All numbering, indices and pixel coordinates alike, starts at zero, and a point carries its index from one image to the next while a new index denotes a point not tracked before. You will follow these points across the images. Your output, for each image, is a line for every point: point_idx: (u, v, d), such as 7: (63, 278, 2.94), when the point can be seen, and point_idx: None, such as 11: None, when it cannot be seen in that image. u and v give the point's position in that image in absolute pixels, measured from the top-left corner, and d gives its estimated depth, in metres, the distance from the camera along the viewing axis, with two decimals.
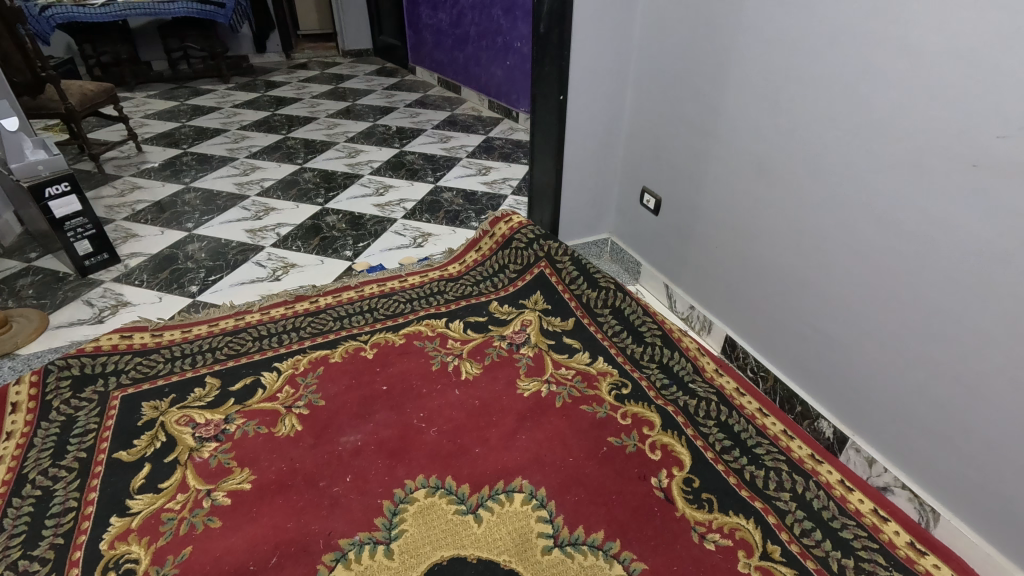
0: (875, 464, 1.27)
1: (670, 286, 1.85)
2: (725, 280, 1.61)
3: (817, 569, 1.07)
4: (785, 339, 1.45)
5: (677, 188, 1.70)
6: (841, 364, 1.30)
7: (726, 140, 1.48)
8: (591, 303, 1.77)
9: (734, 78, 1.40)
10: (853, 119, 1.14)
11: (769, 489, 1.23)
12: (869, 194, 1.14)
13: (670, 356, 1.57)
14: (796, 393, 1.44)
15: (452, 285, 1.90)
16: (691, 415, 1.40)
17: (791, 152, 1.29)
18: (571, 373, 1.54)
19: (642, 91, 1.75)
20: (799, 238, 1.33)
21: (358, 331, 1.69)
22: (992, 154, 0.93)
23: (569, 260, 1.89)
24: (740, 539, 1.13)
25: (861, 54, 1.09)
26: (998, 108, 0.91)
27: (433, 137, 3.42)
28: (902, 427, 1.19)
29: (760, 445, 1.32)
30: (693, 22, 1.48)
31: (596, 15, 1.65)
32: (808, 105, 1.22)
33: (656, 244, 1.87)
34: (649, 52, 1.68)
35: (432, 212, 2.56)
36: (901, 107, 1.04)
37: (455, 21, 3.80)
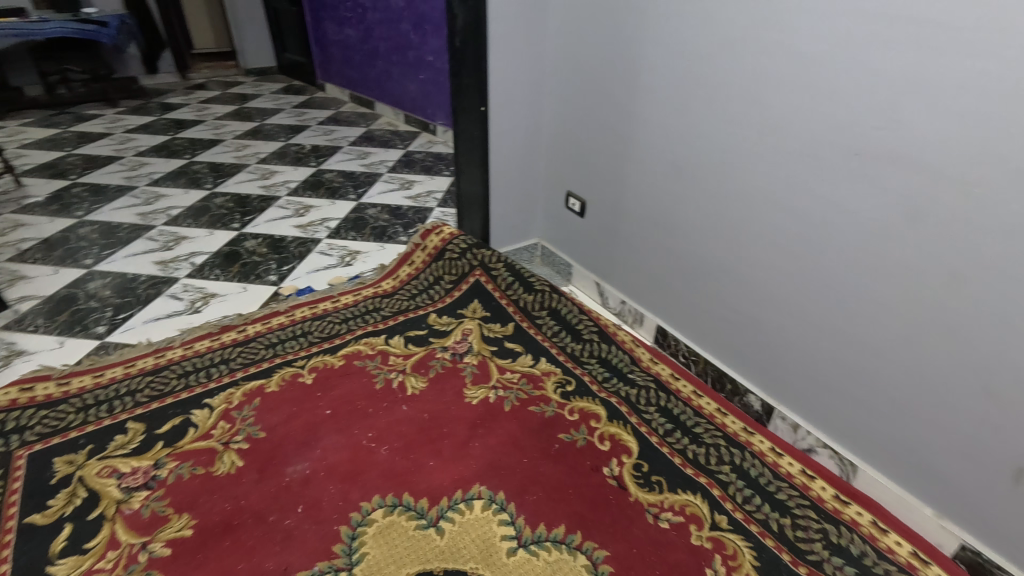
0: (799, 429, 1.39)
1: (601, 284, 1.93)
2: (652, 274, 1.70)
3: (760, 532, 1.16)
4: (710, 324, 1.56)
5: (601, 190, 1.79)
6: (763, 341, 1.42)
7: (643, 142, 1.57)
8: (528, 307, 1.81)
9: (645, 85, 1.50)
10: (754, 118, 1.25)
11: (711, 464, 1.31)
12: (775, 184, 1.26)
13: (608, 351, 1.64)
14: (725, 372, 1.55)
15: (388, 300, 1.87)
16: (634, 404, 1.48)
17: (702, 150, 1.40)
18: (516, 376, 1.57)
19: (558, 100, 1.82)
20: (716, 228, 1.44)
21: (293, 357, 1.62)
22: (872, 142, 1.06)
23: (503, 267, 1.93)
24: (690, 514, 1.20)
25: (754, 60, 1.21)
26: (872, 103, 1.04)
27: (351, 154, 3.36)
28: (820, 392, 1.32)
29: (699, 425, 1.41)
30: (603, 33, 1.57)
31: (510, 29, 1.70)
32: (714, 106, 1.33)
33: (584, 244, 1.95)
34: (562, 63, 1.75)
35: (357, 230, 2.51)
36: (794, 105, 1.16)
37: (363, 36, 3.76)
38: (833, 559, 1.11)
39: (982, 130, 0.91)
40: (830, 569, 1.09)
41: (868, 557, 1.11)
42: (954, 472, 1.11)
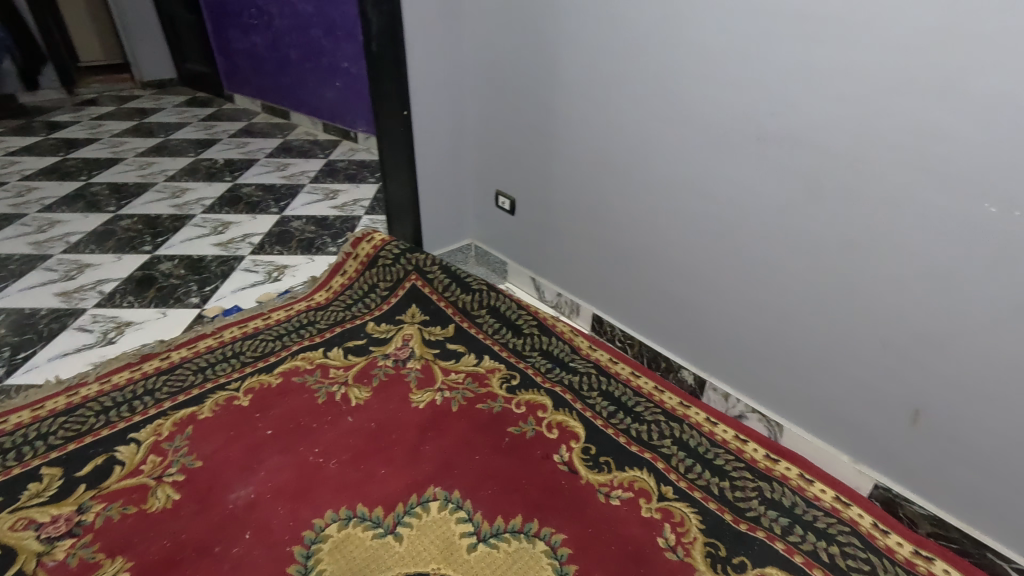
0: (729, 398, 1.49)
1: (536, 279, 1.97)
2: (584, 265, 1.76)
3: (704, 497, 1.24)
4: (642, 308, 1.64)
5: (529, 187, 1.83)
6: (691, 319, 1.51)
7: (564, 138, 1.62)
8: (467, 307, 1.82)
9: (563, 83, 1.55)
10: (665, 110, 1.33)
11: (653, 439, 1.38)
12: (689, 171, 1.34)
13: (549, 343, 1.69)
14: (659, 352, 1.63)
15: (322, 312, 1.83)
16: (578, 391, 1.53)
17: (620, 143, 1.47)
18: (461, 376, 1.58)
19: (479, 101, 1.85)
20: (639, 216, 1.51)
21: (225, 380, 1.55)
22: (770, 128, 1.16)
23: (438, 269, 1.93)
24: (638, 489, 1.26)
25: (659, 56, 1.29)
26: (767, 92, 1.14)
27: (268, 166, 3.23)
28: (745, 362, 1.42)
29: (640, 404, 1.49)
30: (517, 34, 1.61)
31: (426, 33, 1.71)
32: (628, 101, 1.40)
33: (517, 241, 1.98)
34: (480, 64, 1.78)
35: (283, 244, 2.42)
36: (699, 96, 1.25)
37: (271, 44, 3.63)
38: (769, 513, 1.20)
39: (861, 112, 1.02)
40: (767, 522, 1.18)
41: (799, 507, 1.21)
42: (864, 420, 1.23)
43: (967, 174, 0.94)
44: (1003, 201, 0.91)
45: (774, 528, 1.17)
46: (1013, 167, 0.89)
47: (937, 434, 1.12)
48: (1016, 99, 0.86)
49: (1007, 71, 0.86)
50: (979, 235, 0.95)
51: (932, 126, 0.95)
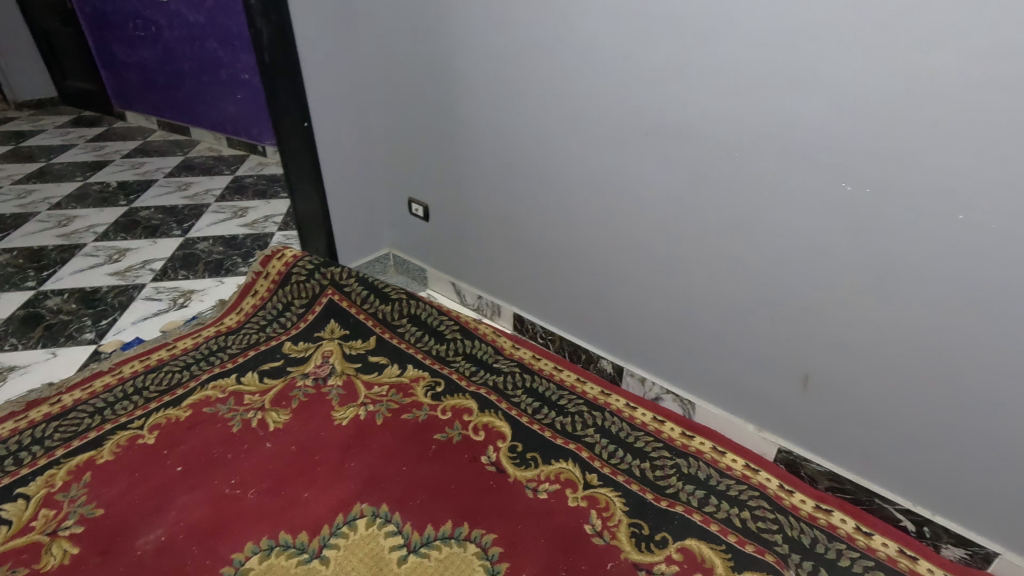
0: (646, 382, 1.56)
1: (456, 283, 1.97)
2: (501, 266, 1.78)
3: (627, 479, 1.29)
4: (560, 304, 1.67)
5: (440, 193, 1.82)
6: (606, 310, 1.56)
7: (469, 142, 1.63)
8: (387, 317, 1.80)
9: (463, 87, 1.55)
10: (561, 111, 1.36)
11: (577, 430, 1.42)
12: (589, 168, 1.38)
13: (472, 346, 1.70)
14: (578, 344, 1.68)
15: (234, 337, 1.74)
16: (502, 391, 1.54)
17: (522, 144, 1.50)
18: (384, 389, 1.55)
19: (382, 108, 1.82)
20: (547, 216, 1.55)
21: (127, 419, 1.44)
22: (657, 124, 1.21)
23: (355, 281, 1.89)
24: (565, 480, 1.29)
25: (550, 58, 1.32)
26: (650, 90, 1.19)
27: (169, 186, 3.04)
28: (657, 346, 1.49)
29: (563, 397, 1.53)
30: (413, 39, 1.60)
31: (319, 41, 1.67)
32: (526, 103, 1.43)
33: (434, 247, 1.98)
34: (379, 71, 1.75)
35: (188, 268, 2.29)
36: (590, 96, 1.29)
37: (161, 57, 3.41)
38: (686, 487, 1.27)
39: (733, 105, 1.10)
40: (686, 496, 1.25)
41: (713, 478, 1.29)
42: (764, 390, 1.32)
43: (826, 157, 1.03)
44: (856, 179, 1.01)
45: (691, 501, 1.24)
46: (862, 149, 0.98)
47: (827, 396, 1.22)
48: (858, 87, 0.95)
49: (849, 62, 0.95)
50: (842, 212, 1.05)
51: (793, 115, 1.03)
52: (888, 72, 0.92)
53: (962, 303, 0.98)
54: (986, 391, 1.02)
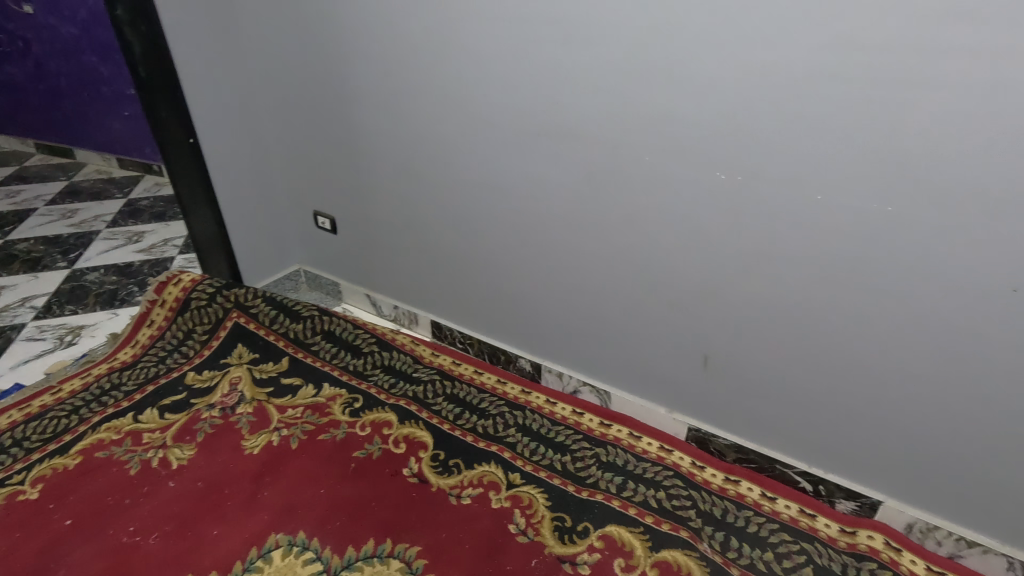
0: (563, 376, 1.59)
1: (371, 295, 1.93)
2: (414, 274, 1.76)
3: (549, 475, 1.31)
4: (475, 307, 1.68)
5: (345, 204, 1.78)
6: (519, 310, 1.58)
7: (369, 151, 1.60)
8: (300, 336, 1.73)
9: (356, 96, 1.52)
10: (457, 115, 1.36)
11: (499, 431, 1.43)
12: (489, 171, 1.39)
13: (390, 357, 1.67)
14: (496, 346, 1.69)
15: (129, 372, 1.61)
16: (422, 400, 1.53)
17: (420, 150, 1.48)
18: (299, 411, 1.49)
19: (277, 120, 1.75)
20: (453, 220, 1.54)
21: (5, 475, 1.31)
22: (547, 124, 1.24)
23: (262, 301, 1.80)
24: (488, 483, 1.29)
25: (439, 63, 1.32)
26: (537, 91, 1.21)
27: (51, 214, 2.79)
28: (571, 340, 1.52)
29: (484, 400, 1.53)
30: (301, 48, 1.55)
31: (199, 53, 1.59)
32: (420, 109, 1.42)
33: (345, 260, 1.93)
34: (270, 82, 1.69)
35: (76, 301, 2.11)
36: (481, 100, 1.30)
37: (32, 73, 3.12)
38: (605, 475, 1.31)
39: (613, 104, 1.13)
40: (605, 484, 1.28)
41: (631, 463, 1.34)
42: (671, 373, 1.38)
43: (701, 149, 1.08)
44: (728, 168, 1.07)
45: (611, 488, 1.28)
46: (731, 140, 1.05)
47: (725, 373, 1.30)
48: (721, 82, 1.01)
49: (711, 59, 1.00)
50: (719, 200, 1.11)
51: (667, 111, 1.08)
52: (745, 67, 0.98)
53: (829, 277, 1.07)
54: (858, 355, 1.11)
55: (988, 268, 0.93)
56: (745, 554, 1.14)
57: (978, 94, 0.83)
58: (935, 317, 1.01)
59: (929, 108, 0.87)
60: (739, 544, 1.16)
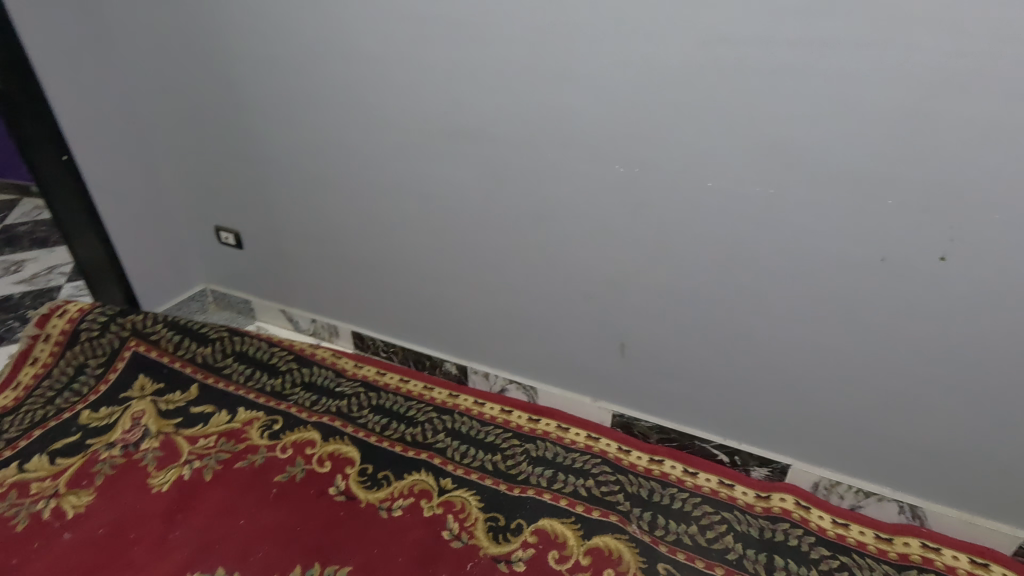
0: (489, 376, 1.59)
1: (286, 310, 1.85)
2: (329, 285, 1.70)
3: (480, 476, 1.31)
4: (396, 314, 1.64)
5: (249, 217, 1.69)
6: (440, 313, 1.56)
7: (269, 160, 1.52)
8: (209, 360, 1.62)
9: (250, 102, 1.44)
10: (358, 119, 1.32)
11: (428, 438, 1.41)
12: (397, 175, 1.36)
13: (310, 373, 1.60)
14: (421, 351, 1.67)
15: (8, 419, 1.42)
16: (347, 414, 1.48)
17: (324, 157, 1.43)
18: (212, 440, 1.40)
19: (165, 131, 1.63)
20: (366, 227, 1.50)
21: None
22: (451, 124, 1.23)
23: (164, 327, 1.68)
24: (419, 491, 1.27)
25: (335, 66, 1.27)
26: (437, 91, 1.20)
27: None
28: (494, 339, 1.52)
29: (412, 408, 1.50)
30: (184, 53, 1.45)
31: (67, 61, 1.45)
32: (320, 114, 1.37)
33: (255, 276, 1.83)
34: (153, 91, 1.57)
35: None
36: (382, 103, 1.27)
37: None
38: (536, 470, 1.32)
39: (513, 102, 1.14)
40: (536, 479, 1.30)
41: (560, 455, 1.36)
42: (592, 363, 1.42)
43: (601, 143, 1.11)
44: (627, 161, 1.11)
45: (542, 482, 1.29)
46: (627, 133, 1.08)
47: (642, 358, 1.34)
48: (613, 78, 1.04)
49: (602, 56, 1.03)
50: (622, 192, 1.14)
51: (565, 108, 1.10)
52: (632, 63, 1.01)
53: (726, 258, 1.13)
54: (759, 331, 1.18)
55: (859, 243, 1.01)
56: (671, 530, 1.19)
57: (837, 82, 0.90)
58: (820, 290, 1.09)
59: (800, 96, 0.93)
60: (666, 521, 1.21)
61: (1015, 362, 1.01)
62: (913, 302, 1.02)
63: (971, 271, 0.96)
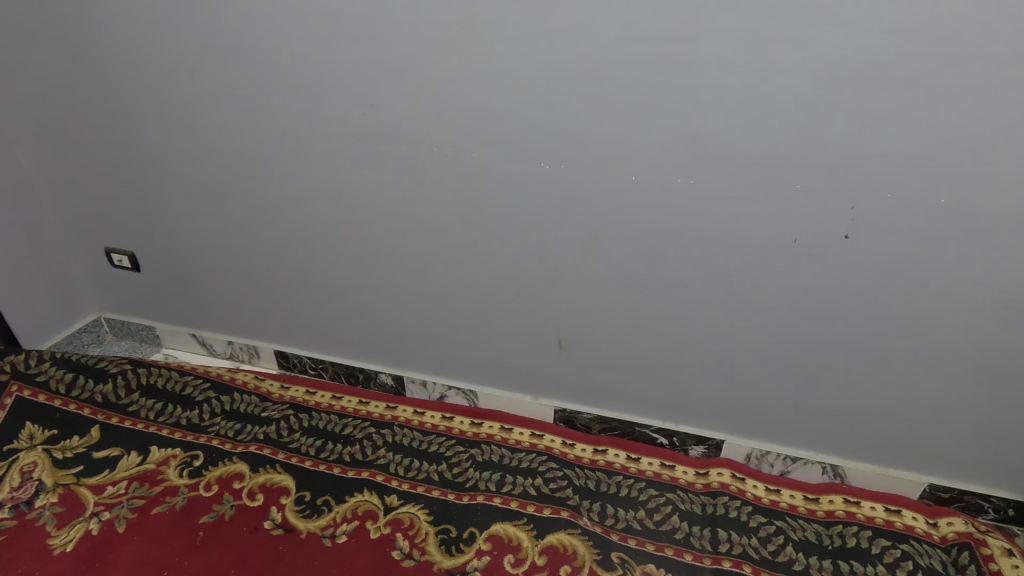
0: (427, 384, 1.55)
1: (197, 333, 1.71)
2: (244, 303, 1.58)
3: (427, 488, 1.27)
4: (322, 328, 1.56)
5: (145, 236, 1.53)
6: (370, 324, 1.50)
7: (164, 173, 1.39)
8: (111, 397, 1.46)
9: (136, 110, 1.31)
10: (264, 124, 1.23)
11: (369, 455, 1.35)
12: (313, 183, 1.28)
13: (231, 400, 1.48)
14: (352, 365, 1.59)
15: None
16: (277, 440, 1.38)
17: (229, 167, 1.32)
18: (122, 486, 1.26)
19: (35, 145, 1.45)
20: (282, 239, 1.41)
21: None
22: (366, 126, 1.17)
23: (52, 365, 1.49)
24: (364, 513, 1.21)
25: (233, 67, 1.17)
26: (349, 93, 1.14)
27: None
28: (430, 346, 1.48)
29: (348, 425, 1.43)
30: (51, 57, 1.28)
31: None
32: (220, 120, 1.26)
33: (157, 299, 1.67)
34: (15, 100, 1.38)
35: None
36: (290, 106, 1.19)
37: None
38: (484, 475, 1.30)
39: (432, 103, 1.10)
40: (484, 484, 1.28)
41: (506, 457, 1.35)
42: (531, 362, 1.41)
43: (525, 142, 1.10)
44: (552, 159, 1.11)
45: (491, 487, 1.27)
46: (550, 131, 1.08)
47: (579, 352, 1.36)
48: (531, 75, 1.03)
49: (519, 53, 1.01)
50: (549, 189, 1.14)
51: (486, 106, 1.08)
52: (551, 60, 1.01)
53: (653, 249, 1.16)
54: (688, 316, 1.23)
55: (773, 226, 1.07)
56: (621, 518, 1.21)
57: (745, 75, 0.94)
58: (741, 274, 1.14)
59: (712, 89, 0.97)
60: (615, 509, 1.23)
61: (911, 326, 1.11)
62: (824, 278, 1.10)
63: (872, 246, 1.04)
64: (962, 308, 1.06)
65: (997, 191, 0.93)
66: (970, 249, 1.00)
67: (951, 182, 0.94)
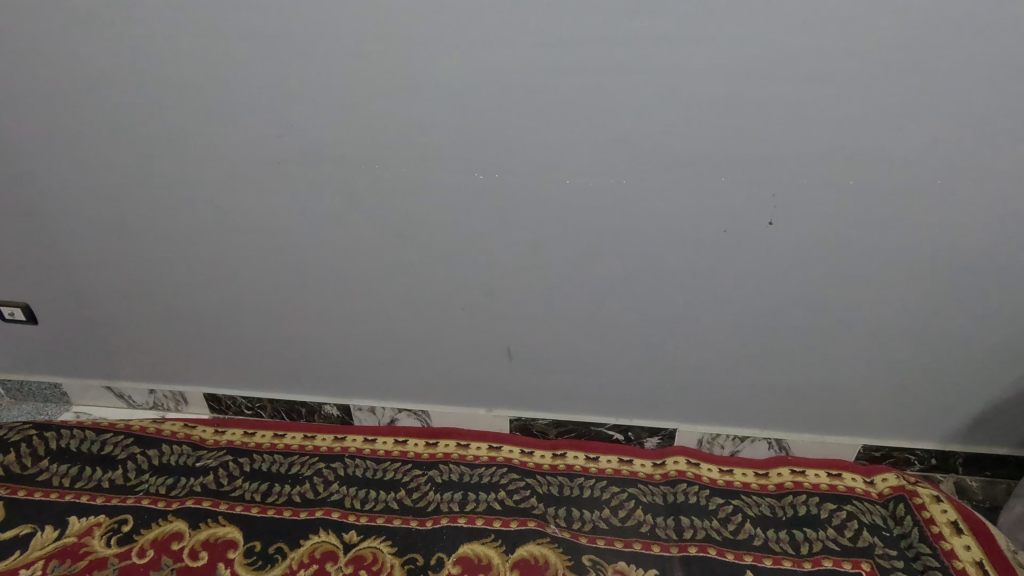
0: (376, 410, 1.50)
1: (113, 385, 1.56)
2: (165, 346, 1.46)
3: (387, 518, 1.22)
4: (256, 364, 1.46)
5: (40, 284, 1.38)
6: (309, 355, 1.42)
7: (58, 213, 1.25)
8: (16, 469, 1.30)
9: (17, 146, 1.17)
10: (172, 153, 1.14)
11: (321, 492, 1.28)
12: (232, 212, 1.20)
13: (160, 454, 1.36)
14: (293, 399, 1.51)
15: None
16: (217, 490, 1.28)
17: (134, 202, 1.21)
18: (38, 567, 1.11)
19: None
20: (202, 275, 1.31)
21: None
22: (287, 148, 1.11)
23: None
24: (323, 555, 1.14)
25: (129, 94, 1.07)
26: (265, 114, 1.07)
27: None
28: (375, 370, 1.43)
29: (295, 464, 1.35)
30: None
31: None
32: (120, 152, 1.15)
33: (62, 353, 1.51)
34: None
35: None
36: (199, 132, 1.10)
37: None
38: (445, 496, 1.27)
39: (355, 120, 1.06)
40: (447, 506, 1.24)
41: (466, 474, 1.32)
42: (482, 374, 1.40)
43: (456, 154, 1.08)
44: (486, 169, 1.09)
45: (453, 507, 1.24)
46: (481, 141, 1.06)
47: (529, 360, 1.35)
48: (456, 86, 1.01)
49: (443, 64, 0.99)
50: (485, 200, 1.13)
51: (413, 120, 1.05)
52: (475, 70, 0.99)
53: (593, 251, 1.17)
54: (631, 313, 1.25)
55: (704, 219, 1.11)
56: (587, 519, 1.22)
57: (665, 76, 0.97)
58: (678, 267, 1.18)
59: (636, 91, 0.99)
60: (580, 512, 1.23)
61: (834, 301, 1.19)
62: (753, 264, 1.16)
63: (794, 230, 1.10)
64: (877, 280, 1.15)
65: (897, 171, 1.02)
66: (879, 227, 1.08)
67: (859, 165, 1.02)
